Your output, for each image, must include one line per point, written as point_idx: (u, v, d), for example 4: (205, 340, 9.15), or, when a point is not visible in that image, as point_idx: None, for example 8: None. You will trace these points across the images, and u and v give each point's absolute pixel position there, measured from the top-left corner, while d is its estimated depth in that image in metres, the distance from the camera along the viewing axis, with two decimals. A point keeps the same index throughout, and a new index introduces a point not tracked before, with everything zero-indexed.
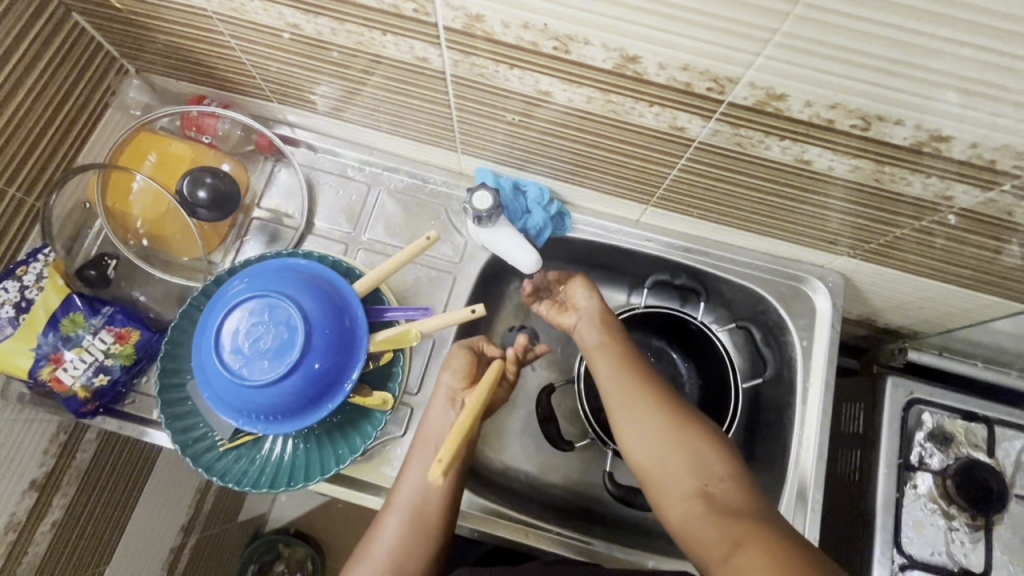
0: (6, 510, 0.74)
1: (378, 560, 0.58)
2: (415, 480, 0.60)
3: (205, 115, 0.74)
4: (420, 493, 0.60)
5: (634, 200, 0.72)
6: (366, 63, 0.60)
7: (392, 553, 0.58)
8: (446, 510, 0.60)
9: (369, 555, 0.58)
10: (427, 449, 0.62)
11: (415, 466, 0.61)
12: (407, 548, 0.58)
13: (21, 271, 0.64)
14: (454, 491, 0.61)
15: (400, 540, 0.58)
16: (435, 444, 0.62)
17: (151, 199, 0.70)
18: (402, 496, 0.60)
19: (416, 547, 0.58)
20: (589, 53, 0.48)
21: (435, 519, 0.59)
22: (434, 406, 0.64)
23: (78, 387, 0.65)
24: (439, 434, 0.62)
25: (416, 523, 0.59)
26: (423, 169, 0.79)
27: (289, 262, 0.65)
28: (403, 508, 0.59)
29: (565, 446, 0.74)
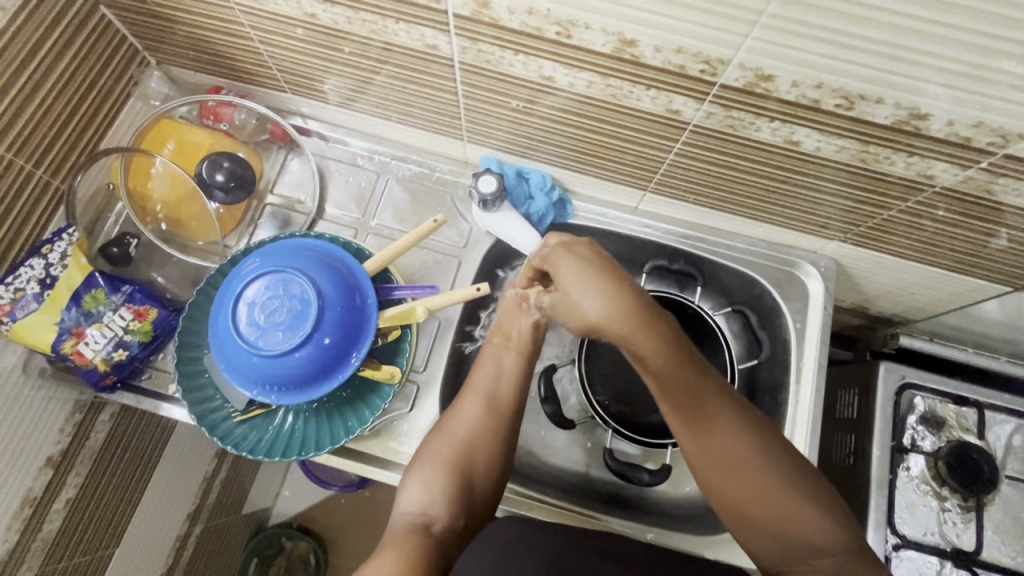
0: (23, 485, 0.76)
1: (455, 436, 0.61)
2: (490, 370, 0.64)
3: (222, 105, 0.78)
4: (495, 379, 0.64)
5: (633, 186, 0.75)
6: (378, 52, 0.63)
7: (467, 431, 0.61)
8: (519, 396, 0.64)
9: (444, 433, 0.61)
10: (501, 342, 0.67)
11: (488, 359, 0.66)
12: (483, 428, 0.61)
13: (47, 249, 0.67)
14: (525, 378, 0.65)
15: (476, 422, 0.61)
16: (511, 342, 0.66)
17: (170, 183, 0.74)
18: (480, 382, 0.64)
19: (487, 429, 0.61)
20: (589, 37, 0.51)
21: (508, 402, 0.63)
22: (506, 304, 0.69)
23: (99, 360, 0.67)
24: (509, 331, 0.67)
25: (492, 406, 0.62)
26: (430, 158, 0.82)
27: (304, 242, 0.68)
28: (479, 394, 0.63)
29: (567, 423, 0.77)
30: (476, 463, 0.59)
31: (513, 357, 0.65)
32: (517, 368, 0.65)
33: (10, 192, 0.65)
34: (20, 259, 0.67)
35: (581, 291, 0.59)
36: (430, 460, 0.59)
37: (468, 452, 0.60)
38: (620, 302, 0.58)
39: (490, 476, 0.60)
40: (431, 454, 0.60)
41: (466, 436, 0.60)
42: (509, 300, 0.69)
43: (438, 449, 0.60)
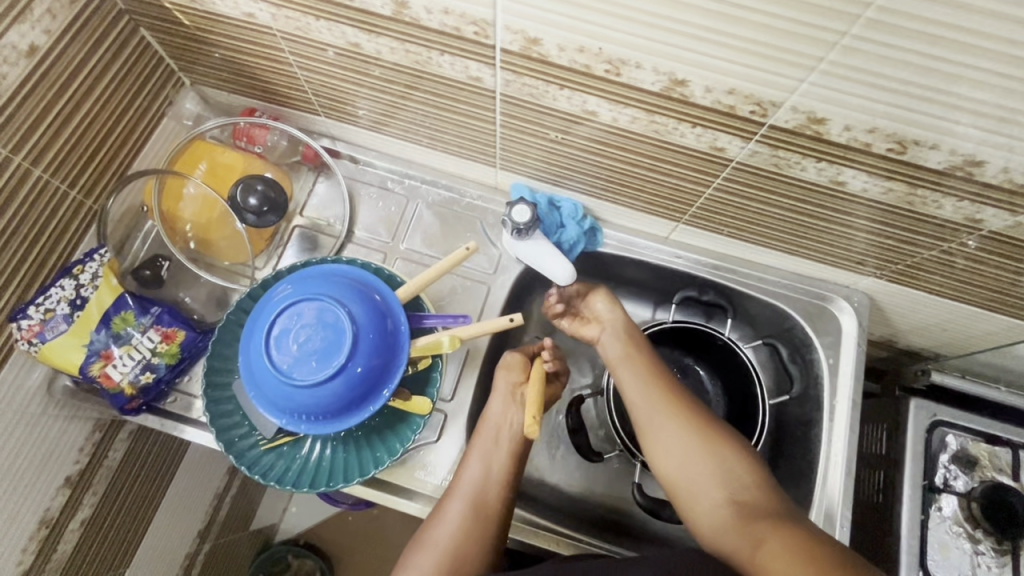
0: (40, 506, 0.75)
1: (440, 545, 0.60)
2: (476, 472, 0.64)
3: (255, 127, 0.78)
4: (482, 482, 0.63)
5: (667, 217, 0.74)
6: (415, 80, 0.63)
7: (451, 538, 0.61)
8: (505, 498, 0.64)
9: (428, 544, 0.61)
10: (487, 445, 0.65)
11: (475, 459, 0.65)
12: (466, 538, 0.61)
13: (78, 270, 0.67)
14: (512, 480, 0.65)
15: (459, 527, 0.61)
16: (496, 431, 0.66)
17: (201, 204, 0.73)
18: (463, 485, 0.63)
19: (470, 537, 0.61)
20: (639, 76, 0.51)
21: (494, 504, 0.63)
22: (498, 391, 0.69)
23: (126, 383, 0.67)
24: (500, 427, 0.66)
25: (478, 512, 0.62)
26: (459, 183, 0.82)
27: (336, 268, 0.67)
28: (463, 496, 0.63)
29: (594, 455, 0.76)
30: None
31: (501, 458, 0.65)
32: (503, 473, 0.64)
33: (44, 213, 0.65)
34: (50, 280, 0.67)
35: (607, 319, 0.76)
36: (416, 573, 0.59)
37: (451, 563, 0.60)
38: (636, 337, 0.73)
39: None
40: (416, 568, 0.60)
41: (448, 546, 0.60)
42: (499, 395, 0.68)
43: (422, 558, 0.60)
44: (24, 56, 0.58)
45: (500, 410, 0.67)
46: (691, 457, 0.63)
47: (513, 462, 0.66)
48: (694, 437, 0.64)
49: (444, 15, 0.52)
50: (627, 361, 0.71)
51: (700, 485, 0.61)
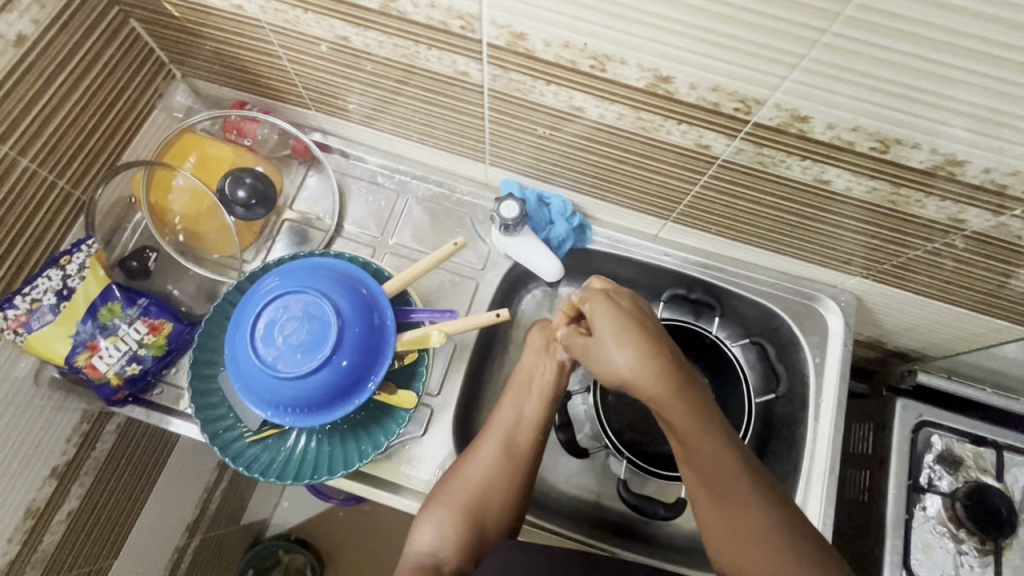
0: (26, 496, 0.76)
1: (472, 478, 0.63)
2: (511, 413, 0.66)
3: (246, 120, 0.78)
4: (517, 421, 0.66)
5: (655, 215, 0.74)
6: (402, 74, 0.63)
7: (483, 473, 0.63)
8: (537, 442, 0.66)
9: (461, 475, 0.64)
10: (523, 391, 0.68)
11: (510, 402, 0.67)
12: (497, 474, 0.64)
13: (65, 260, 0.67)
14: (545, 422, 0.67)
15: (491, 464, 0.64)
16: (533, 375, 0.68)
17: (190, 196, 0.73)
18: (499, 425, 0.66)
19: (502, 474, 0.64)
20: (624, 72, 0.51)
21: (526, 445, 0.66)
22: (534, 340, 0.70)
23: (112, 374, 0.67)
24: (533, 375, 0.68)
25: (511, 452, 0.65)
26: (450, 178, 0.82)
27: (324, 262, 0.68)
28: (499, 436, 0.65)
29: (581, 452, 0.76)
30: (489, 509, 0.62)
31: (535, 404, 0.67)
32: (537, 414, 0.67)
33: (32, 203, 0.65)
34: (37, 270, 0.67)
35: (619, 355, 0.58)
36: (446, 501, 0.62)
37: (481, 495, 0.63)
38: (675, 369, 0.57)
39: (502, 520, 0.63)
40: (445, 498, 0.63)
41: (480, 480, 0.63)
42: (535, 345, 0.69)
43: (454, 489, 0.63)
44: (12, 45, 0.58)
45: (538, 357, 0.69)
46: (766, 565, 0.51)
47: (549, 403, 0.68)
48: (762, 535, 0.52)
49: (431, 9, 0.52)
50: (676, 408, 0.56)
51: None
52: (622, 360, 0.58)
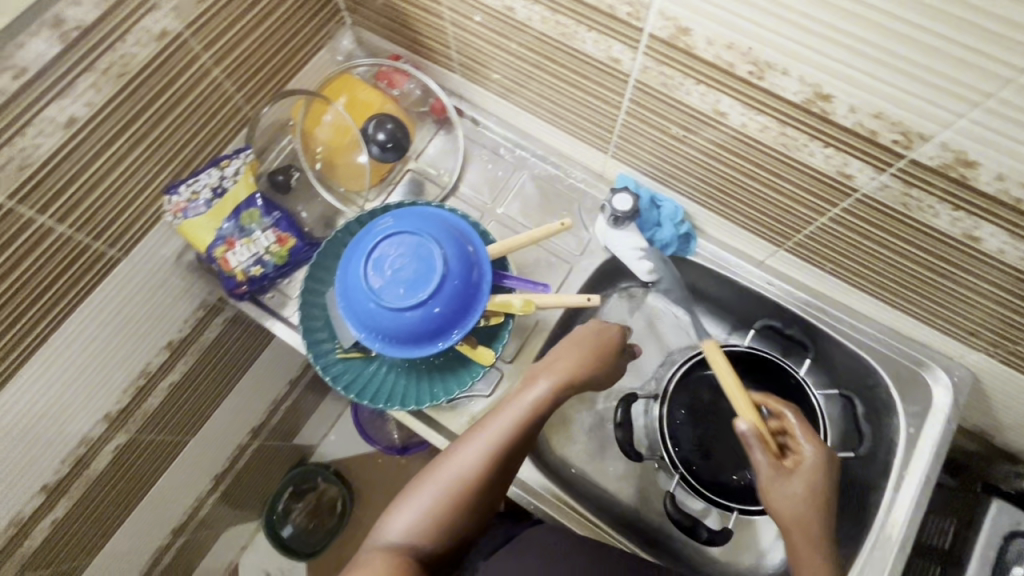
0: (144, 359, 0.87)
1: (456, 478, 0.59)
2: (511, 420, 0.61)
3: (397, 72, 0.84)
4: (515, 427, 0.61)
5: (768, 240, 0.73)
6: (554, 53, 0.66)
7: (469, 475, 0.60)
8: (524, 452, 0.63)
9: (444, 471, 0.60)
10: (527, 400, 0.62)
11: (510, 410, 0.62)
12: (474, 482, 0.59)
13: (225, 163, 0.76)
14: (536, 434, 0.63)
15: (471, 471, 0.59)
16: (552, 384, 0.63)
17: (335, 130, 0.80)
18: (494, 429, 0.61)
19: (485, 479, 0.60)
20: (783, 83, 0.50)
21: (515, 455, 0.62)
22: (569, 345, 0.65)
23: (240, 270, 0.75)
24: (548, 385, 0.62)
25: (500, 457, 0.60)
26: (566, 163, 0.84)
27: (438, 212, 0.72)
28: (486, 442, 0.60)
29: (636, 455, 0.74)
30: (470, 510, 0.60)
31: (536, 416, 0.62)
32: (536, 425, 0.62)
33: (210, 109, 0.74)
34: (201, 167, 0.77)
35: (798, 483, 0.58)
36: (428, 490, 0.60)
37: (452, 498, 0.59)
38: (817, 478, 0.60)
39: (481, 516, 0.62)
40: (427, 492, 0.59)
41: (455, 485, 0.59)
42: (571, 359, 0.64)
43: (428, 487, 0.60)
44: None
45: (576, 358, 0.64)
46: None
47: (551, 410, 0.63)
48: None
49: None
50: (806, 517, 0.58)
51: None
52: (798, 491, 0.58)
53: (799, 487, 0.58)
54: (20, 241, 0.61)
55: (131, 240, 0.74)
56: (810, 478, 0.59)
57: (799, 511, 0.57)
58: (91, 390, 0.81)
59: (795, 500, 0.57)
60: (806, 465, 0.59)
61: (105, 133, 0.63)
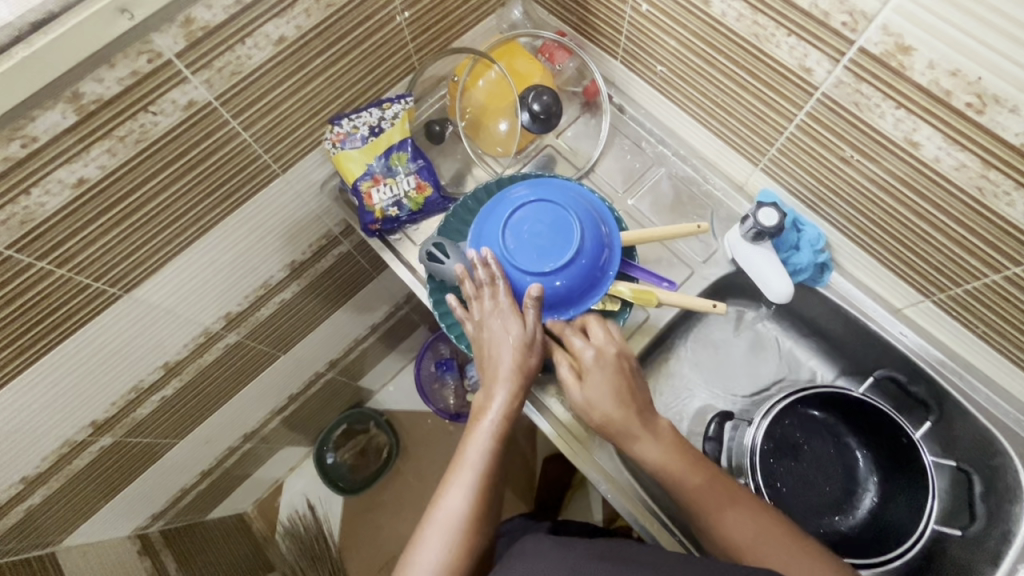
0: (268, 272, 0.94)
1: (463, 490, 0.61)
2: (487, 413, 0.65)
3: (559, 48, 0.85)
4: (492, 441, 0.64)
5: (914, 288, 0.69)
6: (737, 54, 0.65)
7: (472, 480, 0.62)
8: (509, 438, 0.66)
9: (452, 485, 0.62)
10: (490, 417, 0.65)
11: (485, 403, 0.66)
12: (479, 512, 0.61)
13: (386, 105, 0.80)
14: (513, 420, 0.66)
15: (471, 503, 0.61)
16: (511, 389, 0.65)
17: (492, 92, 0.83)
18: (480, 430, 0.65)
19: (488, 473, 0.63)
20: (1005, 121, 0.47)
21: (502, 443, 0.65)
22: (498, 332, 0.67)
23: (379, 207, 0.80)
24: (504, 362, 0.66)
25: (492, 451, 0.64)
26: (708, 169, 0.83)
27: (577, 189, 0.73)
28: (476, 466, 0.63)
29: None
30: (486, 511, 0.62)
31: (509, 402, 0.65)
32: (511, 412, 0.65)
33: (387, 53, 0.79)
34: (363, 106, 0.82)
35: (590, 391, 0.66)
36: (442, 508, 0.61)
37: (465, 535, 0.60)
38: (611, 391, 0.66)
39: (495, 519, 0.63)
40: (441, 513, 0.61)
41: (464, 501, 0.61)
42: (515, 347, 0.66)
43: (434, 532, 0.60)
44: None
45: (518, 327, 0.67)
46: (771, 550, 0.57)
47: (517, 414, 0.67)
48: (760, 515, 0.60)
49: None
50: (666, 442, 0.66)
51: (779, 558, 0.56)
52: (612, 406, 0.65)
53: (604, 395, 0.65)
54: (214, 139, 0.68)
55: (292, 160, 0.80)
56: (601, 387, 0.66)
57: (606, 419, 0.66)
58: (222, 290, 0.89)
59: (607, 413, 0.65)
60: (589, 368, 0.66)
61: (303, 57, 0.69)
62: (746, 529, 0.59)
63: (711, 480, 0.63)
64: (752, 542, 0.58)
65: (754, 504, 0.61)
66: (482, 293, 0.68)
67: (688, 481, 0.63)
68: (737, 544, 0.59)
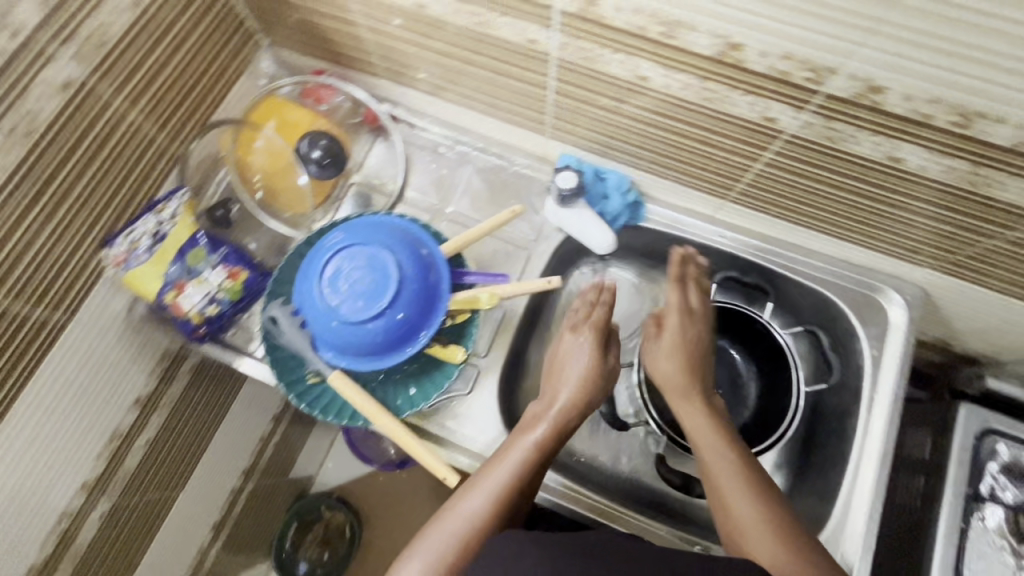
0: (114, 420, 0.84)
1: (484, 492, 0.61)
2: (537, 422, 0.65)
3: (323, 87, 0.83)
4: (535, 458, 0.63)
5: (713, 194, 0.74)
6: (473, 44, 0.66)
7: (500, 481, 0.61)
8: (557, 450, 0.65)
9: (472, 487, 0.62)
10: (545, 433, 0.64)
11: (537, 413, 0.66)
12: (500, 518, 0.60)
13: (161, 207, 0.73)
14: (565, 434, 0.66)
15: (492, 510, 0.60)
16: (568, 408, 0.66)
17: (269, 157, 0.79)
18: (524, 432, 0.65)
19: (522, 480, 0.62)
20: (694, 39, 0.51)
21: (549, 455, 0.64)
22: (574, 350, 0.69)
23: (194, 312, 0.73)
24: (569, 371, 0.68)
25: (535, 459, 0.63)
26: (509, 152, 0.84)
27: (386, 221, 0.71)
28: (511, 470, 0.62)
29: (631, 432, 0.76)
30: (509, 512, 0.61)
31: (567, 411, 0.66)
32: (567, 423, 0.66)
33: (137, 153, 0.72)
34: (136, 214, 0.74)
35: (666, 360, 0.68)
36: (455, 509, 0.61)
37: (475, 539, 0.59)
38: (691, 364, 0.68)
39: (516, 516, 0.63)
40: (451, 513, 0.61)
41: (487, 501, 0.60)
42: (581, 359, 0.68)
43: (441, 533, 0.59)
44: (130, 8, 0.65)
45: (596, 340, 0.69)
46: (770, 541, 0.55)
47: (568, 430, 0.66)
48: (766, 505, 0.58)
49: None
50: (696, 410, 0.66)
51: (768, 554, 0.55)
52: (665, 368, 0.68)
53: (670, 362, 0.68)
54: None
55: (75, 300, 0.71)
56: (675, 352, 0.68)
57: (668, 380, 0.68)
58: (63, 456, 0.78)
59: (668, 372, 0.68)
60: (679, 332, 0.69)
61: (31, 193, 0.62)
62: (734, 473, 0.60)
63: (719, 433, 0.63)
64: (733, 483, 0.60)
65: (748, 459, 0.62)
66: (579, 313, 0.72)
67: (719, 457, 0.62)
68: (739, 520, 0.58)
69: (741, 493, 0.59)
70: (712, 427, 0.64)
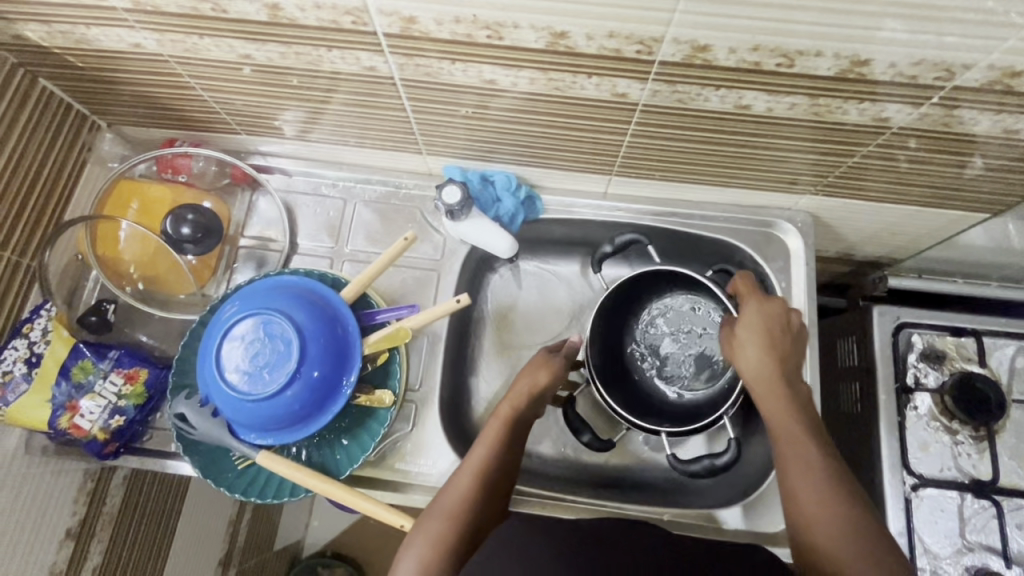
0: (46, 563, 0.74)
1: (468, 467, 0.62)
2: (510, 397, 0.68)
3: (178, 156, 0.77)
4: (501, 432, 0.65)
5: (599, 172, 0.74)
6: (315, 82, 0.63)
7: (482, 454, 0.63)
8: (528, 421, 0.68)
9: (461, 469, 0.63)
10: (506, 406, 0.67)
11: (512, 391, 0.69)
12: (486, 486, 0.61)
13: (27, 329, 0.68)
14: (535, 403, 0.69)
15: (478, 479, 0.61)
16: (535, 378, 0.69)
17: (139, 244, 0.73)
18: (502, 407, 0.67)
19: (503, 452, 0.64)
20: (520, 35, 0.51)
21: (523, 427, 0.67)
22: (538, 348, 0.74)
23: (97, 428, 0.67)
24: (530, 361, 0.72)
25: (511, 429, 0.65)
26: (393, 175, 0.82)
27: (278, 281, 0.68)
28: (492, 440, 0.64)
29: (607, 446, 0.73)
30: (493, 481, 0.62)
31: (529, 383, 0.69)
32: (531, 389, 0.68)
33: None
34: (4, 342, 0.68)
35: (753, 346, 0.64)
36: (446, 489, 0.62)
37: (465, 510, 0.59)
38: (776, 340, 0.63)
39: (501, 489, 0.63)
40: (441, 494, 0.61)
41: (473, 472, 0.62)
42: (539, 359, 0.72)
43: (433, 513, 0.60)
44: None
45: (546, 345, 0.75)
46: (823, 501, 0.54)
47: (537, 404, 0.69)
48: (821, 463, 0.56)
49: (318, 11, 0.52)
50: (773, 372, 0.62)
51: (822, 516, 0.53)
52: (752, 355, 0.63)
53: (754, 348, 0.63)
54: None
55: None
56: (761, 333, 0.64)
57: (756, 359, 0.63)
58: None
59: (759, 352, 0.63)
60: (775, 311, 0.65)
61: None
62: (809, 465, 0.56)
63: (805, 433, 0.58)
64: (810, 479, 0.55)
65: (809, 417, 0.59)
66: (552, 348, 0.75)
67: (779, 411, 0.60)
68: (795, 479, 0.56)
69: (803, 451, 0.57)
70: (777, 384, 0.61)
